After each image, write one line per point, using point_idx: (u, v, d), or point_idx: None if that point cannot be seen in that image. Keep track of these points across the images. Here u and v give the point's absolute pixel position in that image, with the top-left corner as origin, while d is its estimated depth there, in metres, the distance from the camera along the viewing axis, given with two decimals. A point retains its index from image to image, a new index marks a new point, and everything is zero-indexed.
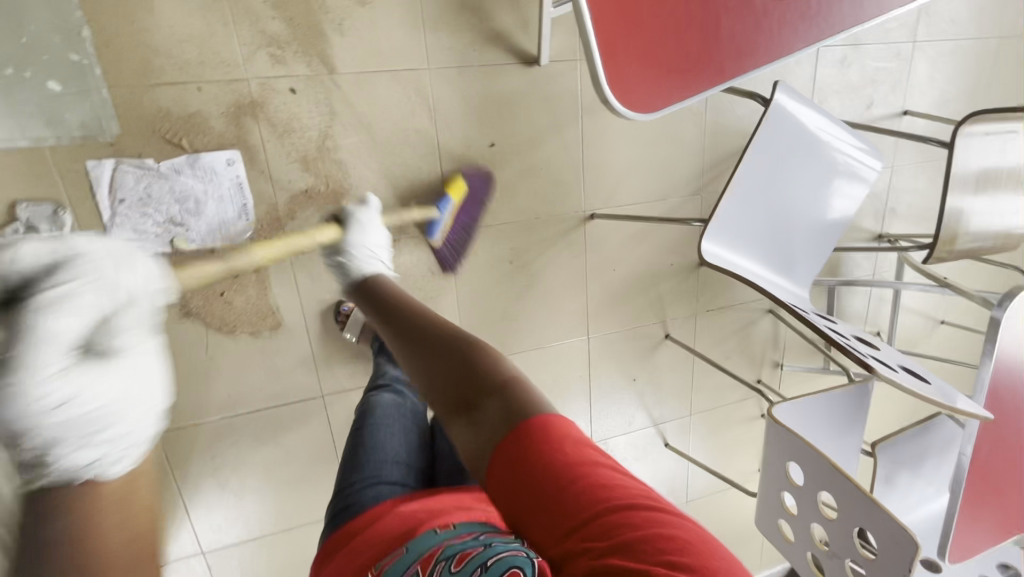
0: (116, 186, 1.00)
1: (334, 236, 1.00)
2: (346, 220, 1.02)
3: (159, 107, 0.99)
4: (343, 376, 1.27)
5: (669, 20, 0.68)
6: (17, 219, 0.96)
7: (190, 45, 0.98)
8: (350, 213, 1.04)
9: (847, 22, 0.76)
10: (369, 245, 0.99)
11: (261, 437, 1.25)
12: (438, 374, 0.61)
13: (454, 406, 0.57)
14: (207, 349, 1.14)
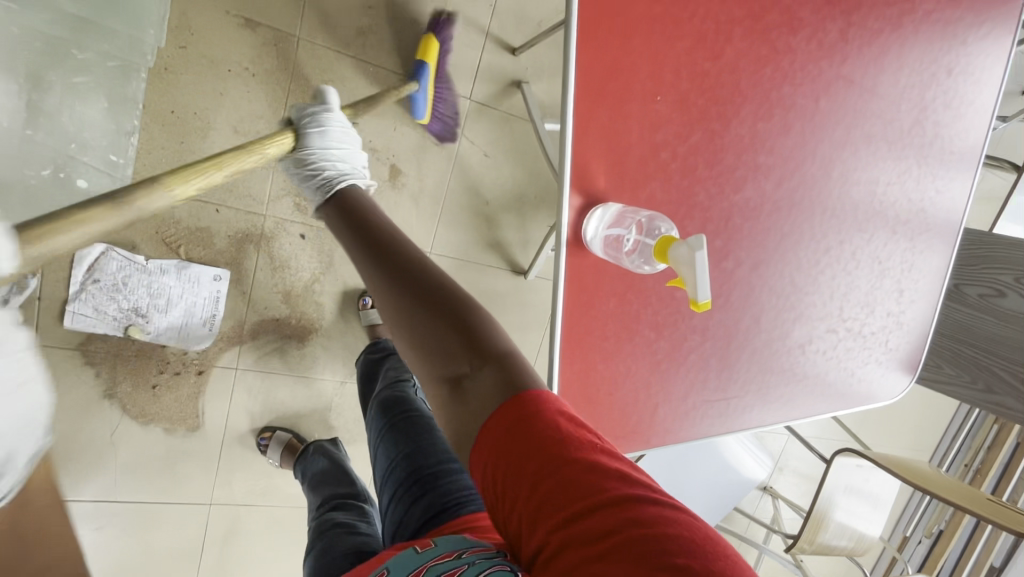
0: (96, 269, 1.02)
1: (289, 144, 0.73)
2: (300, 123, 0.74)
3: (172, 216, 1.04)
4: (239, 490, 1.24)
5: (638, 385, 0.70)
6: None
7: (226, 174, 1.04)
8: (309, 111, 0.74)
9: (796, 414, 0.81)
10: (336, 147, 0.74)
11: (123, 536, 1.16)
12: (420, 337, 0.54)
13: (443, 373, 0.51)
14: (113, 431, 1.12)
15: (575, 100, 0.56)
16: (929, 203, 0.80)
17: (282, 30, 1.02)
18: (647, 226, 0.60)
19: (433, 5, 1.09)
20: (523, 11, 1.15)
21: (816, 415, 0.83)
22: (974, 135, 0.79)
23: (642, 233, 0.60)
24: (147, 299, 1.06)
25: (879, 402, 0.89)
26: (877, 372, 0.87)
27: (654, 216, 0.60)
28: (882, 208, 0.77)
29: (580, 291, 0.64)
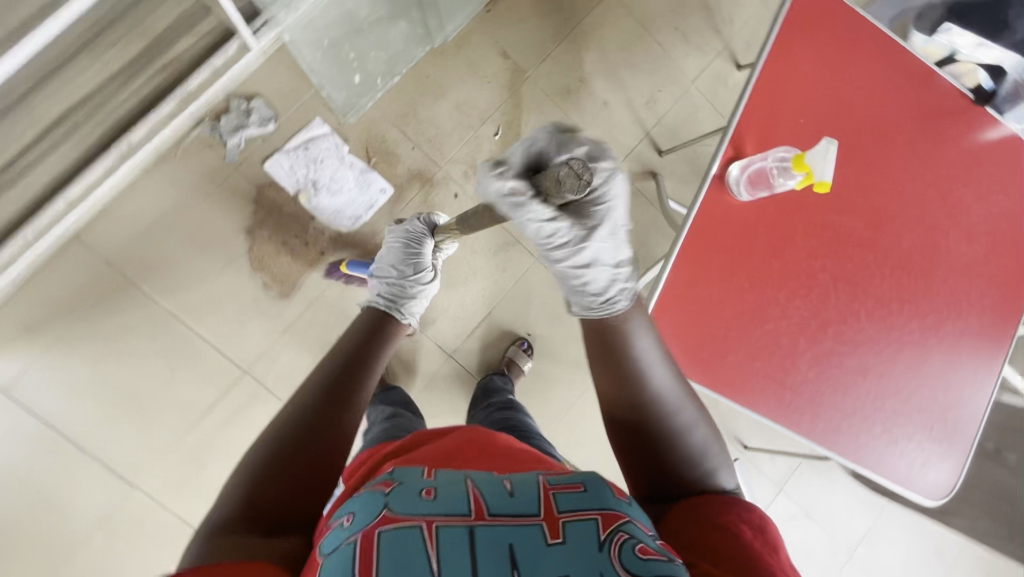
0: (311, 141, 1.32)
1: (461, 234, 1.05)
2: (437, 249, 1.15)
3: (383, 136, 1.36)
4: (275, 372, 1.30)
5: (718, 324, 0.83)
6: (247, 101, 1.28)
7: (433, 129, 1.39)
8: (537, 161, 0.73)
9: (833, 442, 0.88)
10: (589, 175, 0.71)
11: (167, 355, 1.26)
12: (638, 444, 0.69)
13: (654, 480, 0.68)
14: (227, 263, 1.28)
15: (750, 94, 0.84)
16: (980, 322, 0.96)
17: (519, 69, 1.44)
18: (782, 156, 0.83)
19: (620, 101, 1.50)
20: (678, 131, 1.54)
21: (851, 460, 0.89)
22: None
23: (780, 160, 0.82)
24: (328, 178, 1.32)
25: (908, 493, 0.92)
26: (916, 459, 0.92)
27: (780, 147, 0.82)
28: (941, 301, 0.94)
29: (704, 220, 0.83)
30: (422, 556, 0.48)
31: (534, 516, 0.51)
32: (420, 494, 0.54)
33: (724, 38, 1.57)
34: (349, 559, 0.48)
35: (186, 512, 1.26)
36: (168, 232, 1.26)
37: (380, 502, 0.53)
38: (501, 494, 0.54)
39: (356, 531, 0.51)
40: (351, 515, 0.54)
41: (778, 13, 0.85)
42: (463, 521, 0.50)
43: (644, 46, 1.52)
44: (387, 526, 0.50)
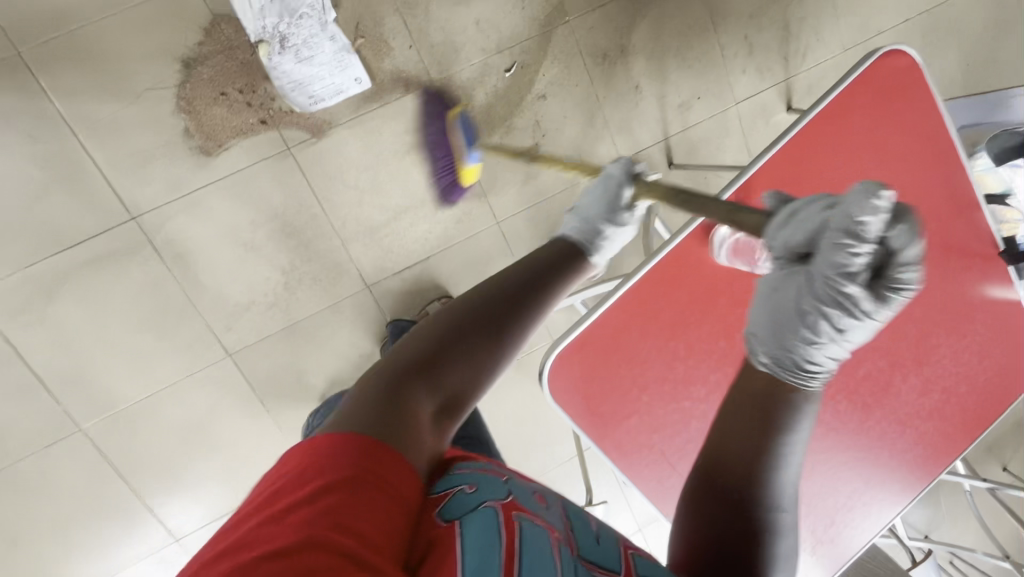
0: None
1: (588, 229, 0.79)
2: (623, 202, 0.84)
3: (381, 19, 1.15)
4: (169, 231, 1.14)
5: (635, 381, 0.74)
6: None
7: (440, 35, 1.19)
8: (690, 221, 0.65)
9: None
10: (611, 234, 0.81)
11: (46, 166, 1.06)
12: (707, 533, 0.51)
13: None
14: (150, 89, 1.08)
15: (780, 148, 0.71)
16: (893, 474, 0.90)
17: (562, 8, 1.24)
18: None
19: (654, 92, 1.33)
20: (699, 150, 1.39)
21: None
22: (957, 457, 0.90)
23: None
24: (300, 41, 1.12)
25: None
26: None
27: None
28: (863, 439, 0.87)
29: (671, 266, 0.71)
30: (547, 558, 0.47)
31: (617, 574, 0.50)
32: (532, 498, 0.55)
33: (789, 70, 1.40)
34: (487, 532, 0.47)
35: (19, 341, 1.12)
36: (89, 24, 1.03)
37: (499, 486, 0.54)
38: (590, 539, 0.54)
39: (485, 500, 0.51)
40: (470, 484, 0.54)
41: (851, 71, 0.71)
42: (568, 548, 0.50)
43: (704, 42, 1.33)
44: (519, 513, 0.50)
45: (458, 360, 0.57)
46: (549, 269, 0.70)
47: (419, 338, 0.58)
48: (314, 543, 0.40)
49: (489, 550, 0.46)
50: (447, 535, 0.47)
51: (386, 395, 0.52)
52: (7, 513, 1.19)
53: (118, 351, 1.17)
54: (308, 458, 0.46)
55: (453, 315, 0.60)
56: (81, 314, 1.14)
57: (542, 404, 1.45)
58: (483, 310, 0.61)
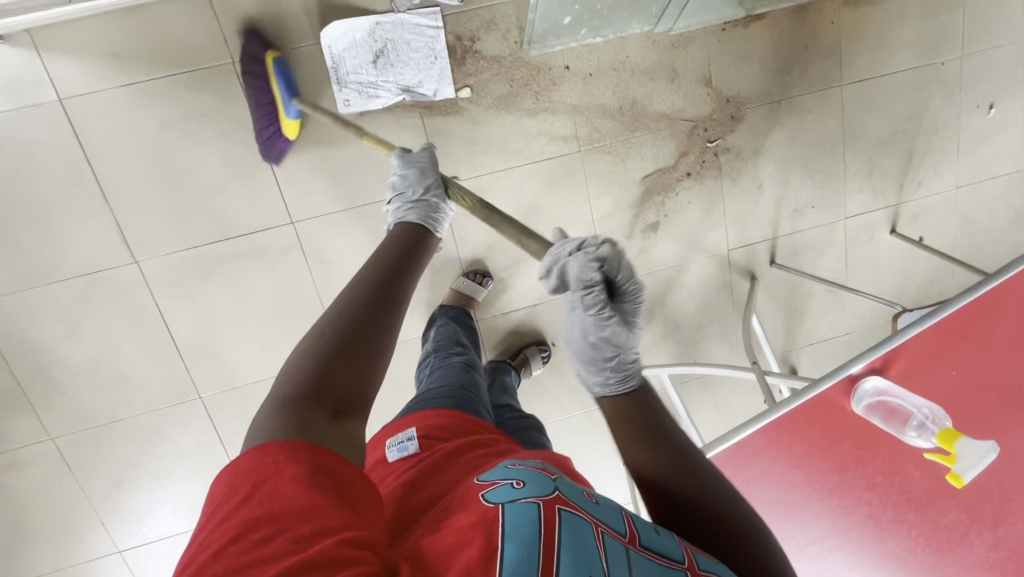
0: (435, 26, 1.16)
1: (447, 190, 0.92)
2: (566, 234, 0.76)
3: (549, 87, 1.25)
4: (319, 239, 1.25)
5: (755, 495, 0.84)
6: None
7: (597, 109, 1.28)
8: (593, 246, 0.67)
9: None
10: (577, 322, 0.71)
11: (230, 163, 1.17)
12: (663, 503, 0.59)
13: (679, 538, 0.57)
14: (335, 112, 1.18)
15: (931, 323, 0.80)
16: None
17: (711, 104, 1.32)
18: (935, 419, 0.79)
19: (773, 194, 1.41)
20: (801, 253, 1.47)
21: None
22: None
23: (932, 420, 0.78)
24: (400, 58, 1.17)
25: None
26: None
27: (932, 407, 0.79)
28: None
29: (812, 406, 0.81)
30: (593, 552, 0.48)
31: (679, 564, 0.52)
32: (581, 495, 0.56)
33: (901, 196, 1.48)
34: (529, 525, 0.48)
35: (169, 311, 1.23)
36: (297, 48, 1.13)
37: (546, 482, 0.55)
38: (649, 530, 0.56)
39: (528, 494, 0.52)
40: (519, 480, 0.55)
41: (1009, 270, 0.80)
42: (621, 539, 0.52)
43: (830, 157, 1.41)
44: (563, 506, 0.52)
45: (365, 350, 0.61)
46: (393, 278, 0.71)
47: (309, 350, 0.59)
48: (281, 518, 0.43)
49: (524, 540, 0.47)
50: (479, 518, 0.49)
51: (284, 422, 0.51)
52: (116, 459, 1.30)
53: (250, 336, 1.28)
54: (271, 453, 0.47)
55: (321, 327, 0.61)
56: (226, 297, 1.24)
57: (601, 456, 1.54)
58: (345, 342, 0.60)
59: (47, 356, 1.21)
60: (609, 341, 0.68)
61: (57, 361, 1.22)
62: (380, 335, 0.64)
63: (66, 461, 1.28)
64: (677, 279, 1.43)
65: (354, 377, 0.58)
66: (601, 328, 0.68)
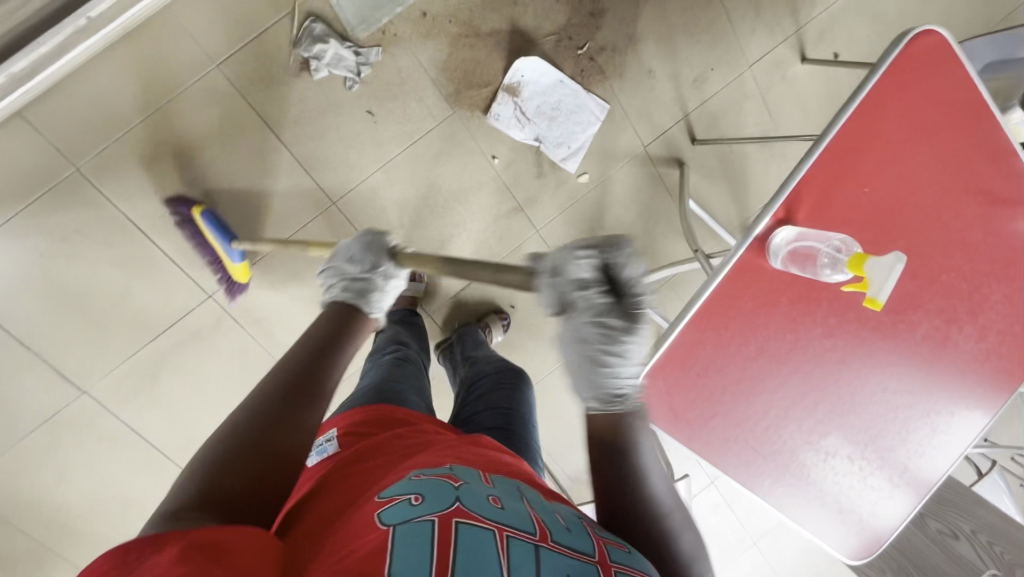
0: (596, 105, 1.30)
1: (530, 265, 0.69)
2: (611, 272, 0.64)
3: (393, 65, 1.18)
4: (243, 301, 1.23)
5: (712, 381, 0.80)
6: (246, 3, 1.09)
7: (451, 64, 1.21)
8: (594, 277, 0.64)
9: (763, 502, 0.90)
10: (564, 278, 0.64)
11: (125, 266, 1.15)
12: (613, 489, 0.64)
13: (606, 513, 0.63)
14: (199, 175, 1.15)
15: (818, 155, 0.75)
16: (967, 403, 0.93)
17: (564, 10, 1.24)
18: (847, 248, 0.74)
19: (666, 72, 1.33)
20: (719, 120, 1.39)
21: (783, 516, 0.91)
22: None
23: (841, 250, 0.74)
24: (551, 116, 1.28)
25: (831, 544, 0.97)
26: (861, 510, 0.95)
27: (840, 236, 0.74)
28: (942, 379, 0.91)
29: (733, 279, 0.77)
30: (492, 560, 0.46)
31: (590, 557, 0.51)
32: (485, 501, 0.53)
33: (799, 21, 1.38)
34: (420, 539, 0.46)
35: (137, 424, 1.24)
36: (130, 129, 1.09)
37: (447, 493, 0.52)
38: (559, 527, 0.54)
39: (423, 512, 0.50)
40: (416, 494, 0.52)
41: (877, 65, 0.73)
42: (531, 539, 0.50)
43: (709, 12, 1.32)
44: (460, 519, 0.49)
45: (331, 362, 0.72)
46: (329, 336, 0.77)
47: (279, 371, 0.68)
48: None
49: (417, 569, 0.44)
50: (378, 539, 0.47)
51: (255, 419, 0.58)
52: None
53: (224, 416, 1.28)
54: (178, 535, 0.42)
55: (290, 366, 0.68)
56: (184, 389, 1.25)
57: None
58: (305, 369, 0.68)
59: (50, 509, 1.25)
60: (603, 358, 0.66)
61: (62, 508, 1.25)
62: (325, 385, 0.68)
63: None
64: (606, 197, 1.38)
65: (325, 381, 0.69)
66: (599, 343, 0.65)
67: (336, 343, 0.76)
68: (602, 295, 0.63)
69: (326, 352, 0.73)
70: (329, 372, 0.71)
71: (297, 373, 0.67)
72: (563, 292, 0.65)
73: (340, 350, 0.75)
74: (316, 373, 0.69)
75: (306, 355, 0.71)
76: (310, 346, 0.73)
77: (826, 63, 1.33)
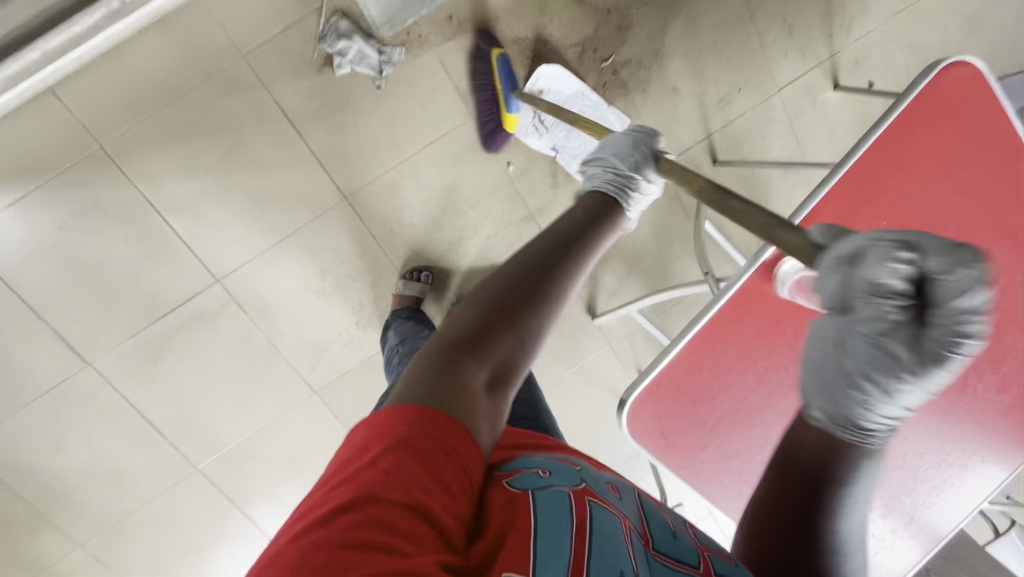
0: (615, 116, 1.27)
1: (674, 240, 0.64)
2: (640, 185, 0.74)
3: (415, 66, 1.19)
4: (249, 287, 1.24)
5: (707, 409, 0.77)
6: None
7: (473, 68, 1.21)
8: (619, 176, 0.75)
9: None
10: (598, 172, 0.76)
11: (138, 243, 1.18)
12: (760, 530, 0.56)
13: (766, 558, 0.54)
14: (217, 160, 1.16)
15: (834, 182, 0.72)
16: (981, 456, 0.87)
17: (591, 22, 1.23)
18: None
19: (691, 91, 1.31)
20: (743, 142, 1.36)
21: None
22: None
23: None
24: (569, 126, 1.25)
25: None
26: None
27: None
28: (953, 428, 0.86)
29: (735, 305, 0.74)
30: (623, 543, 0.47)
31: (696, 569, 0.50)
32: (606, 488, 0.55)
33: (833, 47, 1.34)
34: (562, 508, 0.48)
35: (137, 400, 1.26)
36: (155, 111, 1.12)
37: (572, 473, 0.55)
38: (664, 534, 0.54)
39: (556, 483, 0.51)
40: (544, 469, 0.54)
41: (904, 94, 0.70)
42: (641, 541, 0.50)
43: (741, 32, 1.29)
44: (593, 498, 0.50)
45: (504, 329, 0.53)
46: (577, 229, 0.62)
47: (469, 311, 0.55)
48: (393, 500, 0.41)
49: (560, 531, 0.45)
50: (523, 502, 0.48)
51: (438, 371, 0.49)
52: (144, 547, 1.35)
53: (221, 399, 1.30)
54: (430, 420, 0.46)
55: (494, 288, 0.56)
56: (185, 370, 1.26)
57: (605, 408, 1.50)
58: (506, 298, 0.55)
59: (46, 475, 1.27)
60: (861, 385, 0.48)
61: (58, 475, 1.28)
62: (511, 343, 0.53)
63: (101, 561, 1.34)
64: None
65: (507, 345, 0.54)
66: (869, 369, 0.47)
67: (513, 320, 0.54)
68: (902, 311, 0.43)
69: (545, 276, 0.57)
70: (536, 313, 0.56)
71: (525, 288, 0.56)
72: (849, 293, 0.46)
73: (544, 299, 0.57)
74: (510, 328, 0.54)
75: (495, 305, 0.54)
76: (500, 289, 0.56)
77: (859, 91, 1.29)
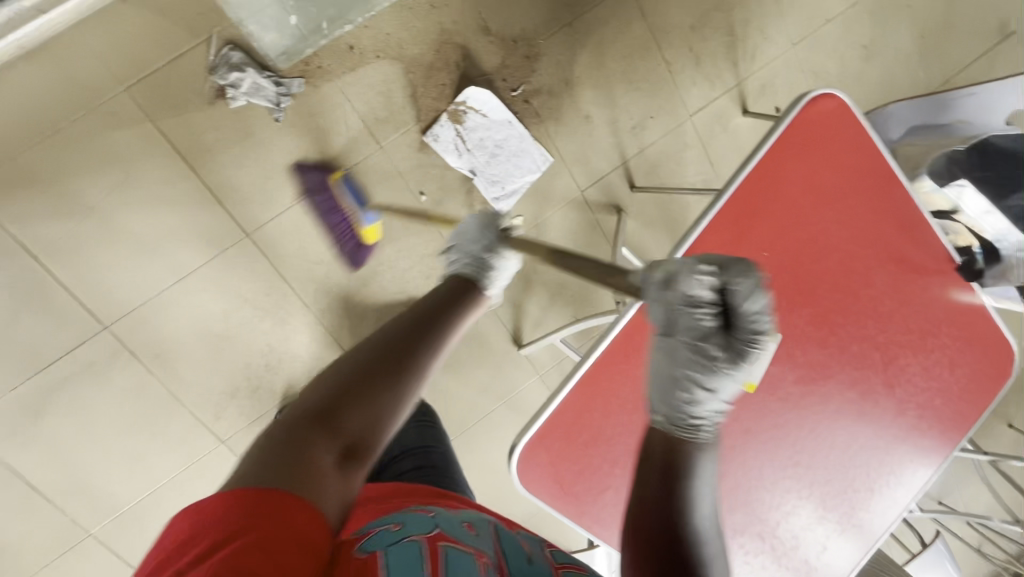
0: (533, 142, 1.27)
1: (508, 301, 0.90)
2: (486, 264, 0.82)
3: (317, 97, 1.15)
4: (142, 333, 1.15)
5: (603, 451, 0.74)
6: (161, 27, 1.06)
7: (378, 99, 1.18)
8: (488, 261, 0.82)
9: None
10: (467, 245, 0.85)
11: (13, 290, 1.08)
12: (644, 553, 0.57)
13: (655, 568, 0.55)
14: (100, 198, 1.08)
15: (713, 217, 0.72)
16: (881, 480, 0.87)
17: (498, 51, 1.22)
18: None
19: (603, 118, 1.31)
20: (659, 168, 1.37)
21: None
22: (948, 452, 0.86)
23: None
24: (486, 153, 1.25)
25: None
26: None
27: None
28: (853, 456, 0.85)
29: (623, 343, 0.72)
30: None
31: None
32: (460, 528, 0.53)
33: (740, 74, 1.37)
34: (410, 557, 0.46)
35: (16, 463, 1.15)
36: (27, 149, 1.04)
37: (425, 522, 0.53)
38: (521, 558, 0.51)
39: (410, 534, 0.50)
40: (396, 524, 0.53)
41: (773, 128, 0.71)
42: (501, 568, 0.48)
43: (648, 60, 1.31)
44: (446, 543, 0.49)
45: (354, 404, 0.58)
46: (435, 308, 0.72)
47: (320, 383, 0.60)
48: None
49: None
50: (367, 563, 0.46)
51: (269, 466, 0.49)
52: None
53: (116, 455, 1.19)
54: (246, 505, 0.45)
55: (360, 354, 0.63)
56: (72, 425, 1.16)
57: None
58: (373, 361, 0.62)
59: None
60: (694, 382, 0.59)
61: None
62: (366, 415, 0.58)
63: None
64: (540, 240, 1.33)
65: (362, 417, 0.58)
66: (689, 366, 0.60)
67: (375, 377, 0.61)
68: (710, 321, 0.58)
69: (399, 353, 0.64)
70: (387, 383, 0.61)
71: (365, 369, 0.61)
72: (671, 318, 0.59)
73: (396, 373, 0.63)
74: (367, 388, 0.60)
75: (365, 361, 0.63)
76: (372, 348, 0.64)
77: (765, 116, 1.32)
